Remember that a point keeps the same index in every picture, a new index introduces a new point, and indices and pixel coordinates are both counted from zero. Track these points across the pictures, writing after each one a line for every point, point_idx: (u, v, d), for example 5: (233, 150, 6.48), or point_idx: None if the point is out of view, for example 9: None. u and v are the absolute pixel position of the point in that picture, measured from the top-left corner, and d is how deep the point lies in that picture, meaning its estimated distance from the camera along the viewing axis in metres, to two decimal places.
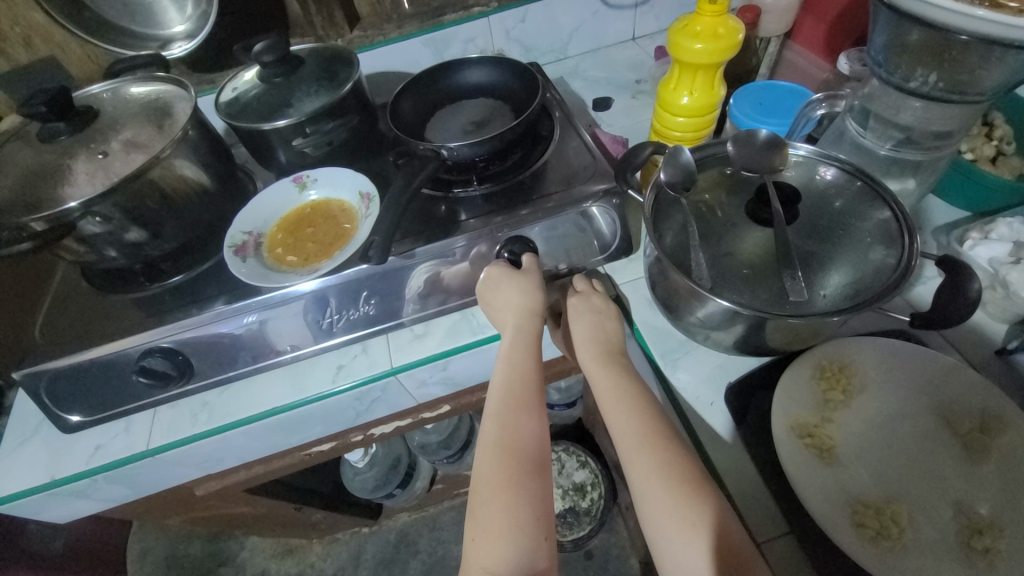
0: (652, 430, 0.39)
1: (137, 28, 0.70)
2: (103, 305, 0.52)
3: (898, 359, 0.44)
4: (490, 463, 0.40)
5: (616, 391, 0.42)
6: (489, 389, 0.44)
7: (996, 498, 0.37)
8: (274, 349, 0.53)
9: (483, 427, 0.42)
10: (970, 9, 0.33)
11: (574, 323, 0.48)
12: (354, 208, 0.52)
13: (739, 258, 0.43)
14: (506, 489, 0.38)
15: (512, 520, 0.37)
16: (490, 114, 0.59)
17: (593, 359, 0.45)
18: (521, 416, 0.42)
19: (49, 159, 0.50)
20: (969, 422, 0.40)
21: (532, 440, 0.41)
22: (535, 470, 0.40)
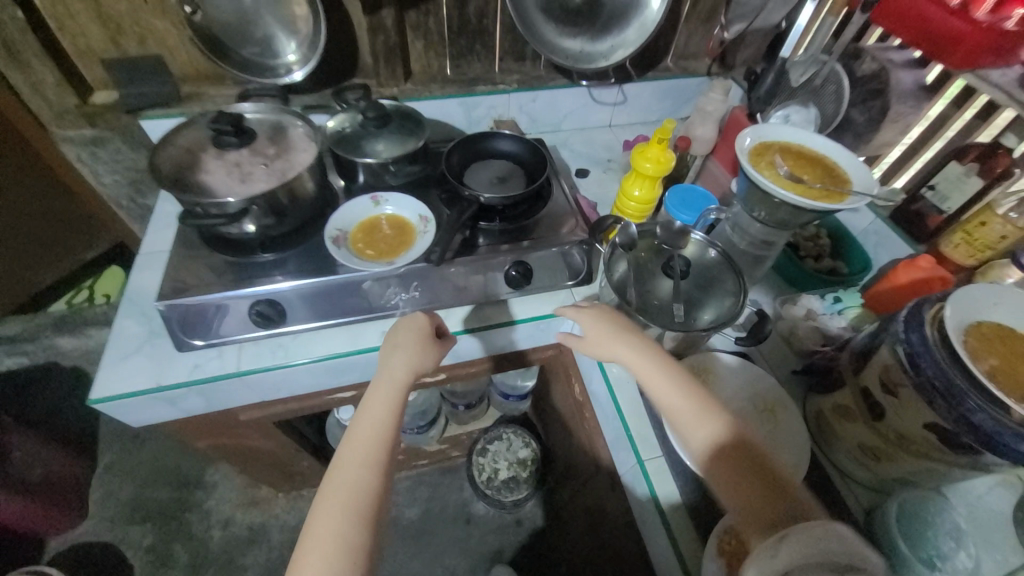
0: (707, 401, 0.56)
1: (253, 56, 0.89)
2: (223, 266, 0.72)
3: (737, 366, 0.74)
4: (332, 486, 0.55)
5: (672, 377, 0.58)
6: (348, 443, 0.58)
7: (776, 444, 0.66)
8: (342, 312, 0.75)
9: (330, 476, 0.56)
10: (775, 190, 0.66)
11: (605, 325, 0.63)
12: (415, 225, 0.76)
13: (655, 296, 0.72)
14: (330, 534, 0.51)
15: (326, 562, 0.49)
16: (509, 173, 0.86)
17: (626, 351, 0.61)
18: (365, 471, 0.56)
19: (209, 161, 0.71)
20: (767, 404, 0.70)
21: (367, 491, 0.54)
22: (364, 518, 0.53)
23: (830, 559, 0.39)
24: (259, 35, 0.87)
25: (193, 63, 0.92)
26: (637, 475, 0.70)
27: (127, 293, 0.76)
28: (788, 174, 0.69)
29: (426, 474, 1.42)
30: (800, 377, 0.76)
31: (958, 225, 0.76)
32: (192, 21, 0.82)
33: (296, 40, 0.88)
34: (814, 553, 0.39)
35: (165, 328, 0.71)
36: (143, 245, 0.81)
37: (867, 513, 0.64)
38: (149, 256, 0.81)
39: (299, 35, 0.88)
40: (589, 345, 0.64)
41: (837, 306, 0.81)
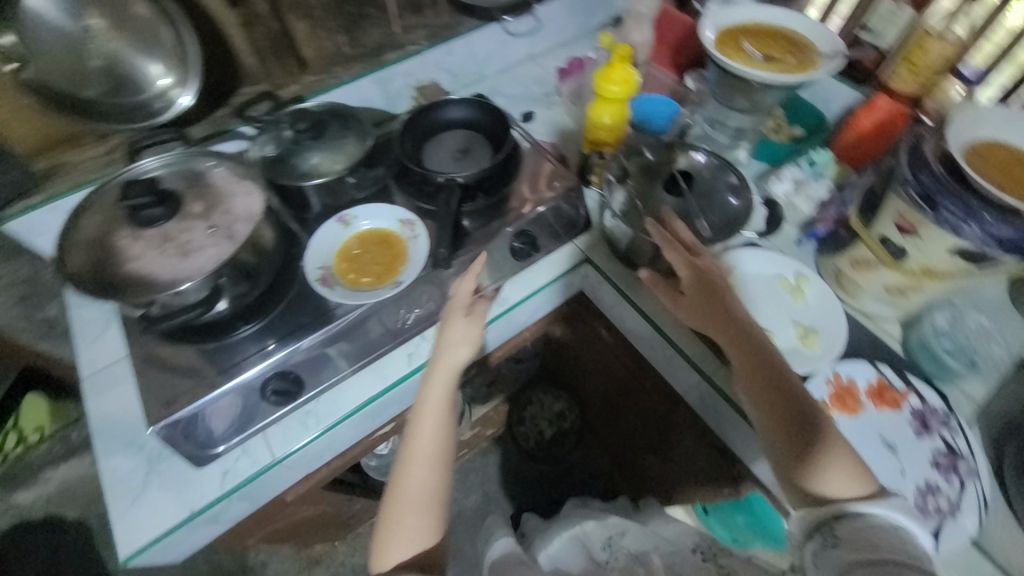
0: (764, 361, 0.61)
1: (118, 101, 0.74)
2: (206, 355, 0.62)
3: (756, 255, 0.75)
4: (397, 488, 0.60)
5: (734, 335, 0.62)
6: (409, 444, 0.61)
7: (811, 315, 0.71)
8: (360, 353, 0.66)
9: (396, 478, 0.60)
10: (753, 73, 0.65)
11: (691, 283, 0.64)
12: (399, 232, 0.70)
13: (666, 217, 0.70)
14: (407, 526, 0.58)
15: (405, 549, 0.58)
16: (469, 143, 0.78)
17: (713, 314, 0.63)
18: (429, 470, 0.60)
19: (134, 244, 0.58)
20: (791, 281, 0.73)
21: (432, 490, 0.60)
22: (431, 511, 0.59)
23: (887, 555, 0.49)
24: (115, 71, 0.73)
25: (36, 127, 0.71)
26: (704, 390, 0.72)
27: (95, 428, 0.63)
28: (755, 54, 0.68)
29: (469, 462, 1.42)
30: (807, 245, 0.78)
31: (898, 55, 0.79)
32: (21, 80, 0.67)
33: (161, 58, 0.75)
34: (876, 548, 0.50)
35: (171, 448, 0.61)
36: (82, 368, 0.67)
37: (905, 340, 0.70)
38: (100, 373, 0.67)
39: (162, 53, 0.75)
40: (678, 296, 0.65)
41: (816, 169, 0.80)
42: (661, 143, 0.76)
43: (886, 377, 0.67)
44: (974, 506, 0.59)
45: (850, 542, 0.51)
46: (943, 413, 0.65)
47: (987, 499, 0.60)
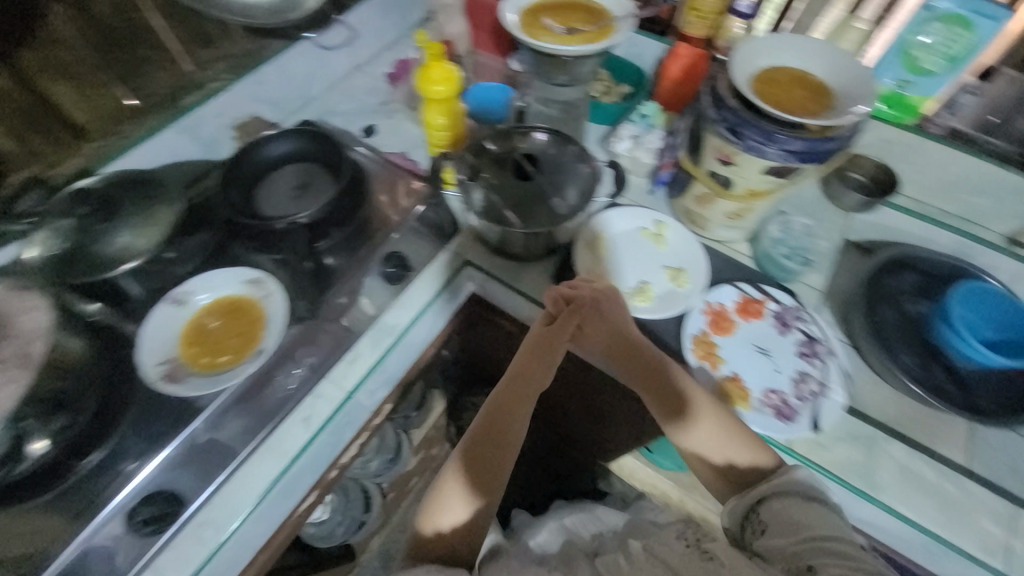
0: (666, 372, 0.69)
1: None
2: (49, 504, 0.54)
3: (618, 215, 0.79)
4: (466, 479, 0.73)
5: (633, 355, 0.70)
6: (489, 441, 0.75)
7: (677, 256, 0.77)
8: (243, 438, 0.60)
9: (471, 468, 0.74)
10: (560, 49, 0.66)
11: (595, 332, 0.71)
12: (249, 295, 0.65)
13: (524, 203, 0.71)
14: (464, 515, 0.72)
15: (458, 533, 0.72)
16: (306, 176, 0.72)
17: (630, 362, 0.71)
18: (500, 474, 0.74)
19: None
20: (653, 229, 0.79)
21: (497, 492, 0.74)
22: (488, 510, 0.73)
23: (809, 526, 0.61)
24: None
25: None
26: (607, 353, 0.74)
27: None
28: (558, 29, 0.70)
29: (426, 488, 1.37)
30: (658, 192, 0.84)
31: (685, 6, 0.87)
32: None
33: None
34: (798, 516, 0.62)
35: None
36: None
37: (754, 255, 0.79)
38: None
39: None
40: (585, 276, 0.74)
41: (647, 121, 0.86)
42: (500, 130, 0.76)
43: (747, 292, 0.75)
44: (838, 380, 0.69)
45: (778, 523, 0.63)
46: (796, 309, 0.74)
47: (845, 370, 0.71)
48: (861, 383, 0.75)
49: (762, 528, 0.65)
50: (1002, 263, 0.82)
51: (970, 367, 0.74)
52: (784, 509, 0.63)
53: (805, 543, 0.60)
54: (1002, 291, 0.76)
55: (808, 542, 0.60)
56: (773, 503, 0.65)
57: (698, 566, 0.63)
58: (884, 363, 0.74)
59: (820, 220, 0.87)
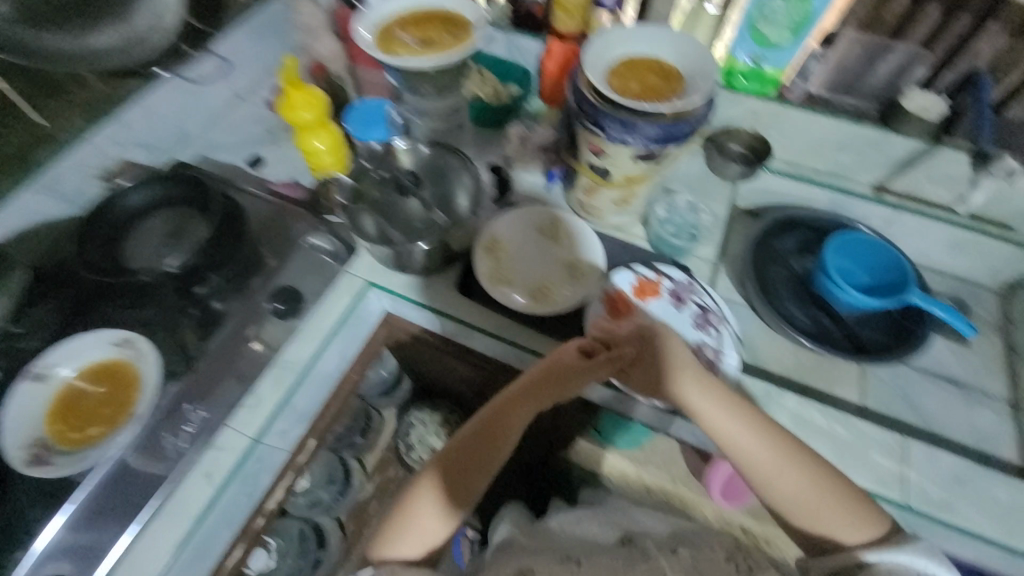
0: (746, 410, 0.63)
1: None
2: None
3: (513, 218, 0.80)
4: (446, 475, 0.66)
5: (706, 386, 0.64)
6: (473, 439, 0.67)
7: (573, 249, 0.79)
8: (137, 508, 0.57)
9: (446, 462, 0.66)
10: (419, 64, 0.68)
11: (642, 371, 0.67)
12: (118, 358, 0.61)
13: (412, 220, 0.73)
14: (432, 517, 0.64)
15: (415, 531, 0.63)
16: (179, 223, 0.71)
17: (670, 389, 0.64)
18: (479, 474, 0.66)
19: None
20: (549, 226, 0.81)
21: (473, 491, 0.66)
22: (455, 506, 0.65)
23: None
24: None
25: None
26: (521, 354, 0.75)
27: None
28: (414, 42, 0.71)
29: None
30: (553, 187, 0.85)
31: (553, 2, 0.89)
32: None
33: None
34: None
35: None
36: None
37: (648, 237, 0.83)
38: None
39: None
40: (487, 281, 0.74)
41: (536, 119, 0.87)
42: (378, 151, 0.77)
43: (642, 273, 0.78)
44: (731, 345, 0.74)
45: None
46: (689, 283, 0.77)
47: (737, 334, 0.75)
48: (759, 341, 0.80)
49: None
50: (873, 212, 0.90)
51: (852, 312, 0.81)
52: None
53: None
54: (876, 239, 0.83)
55: None
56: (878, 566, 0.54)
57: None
58: (779, 324, 0.79)
59: (708, 194, 0.92)
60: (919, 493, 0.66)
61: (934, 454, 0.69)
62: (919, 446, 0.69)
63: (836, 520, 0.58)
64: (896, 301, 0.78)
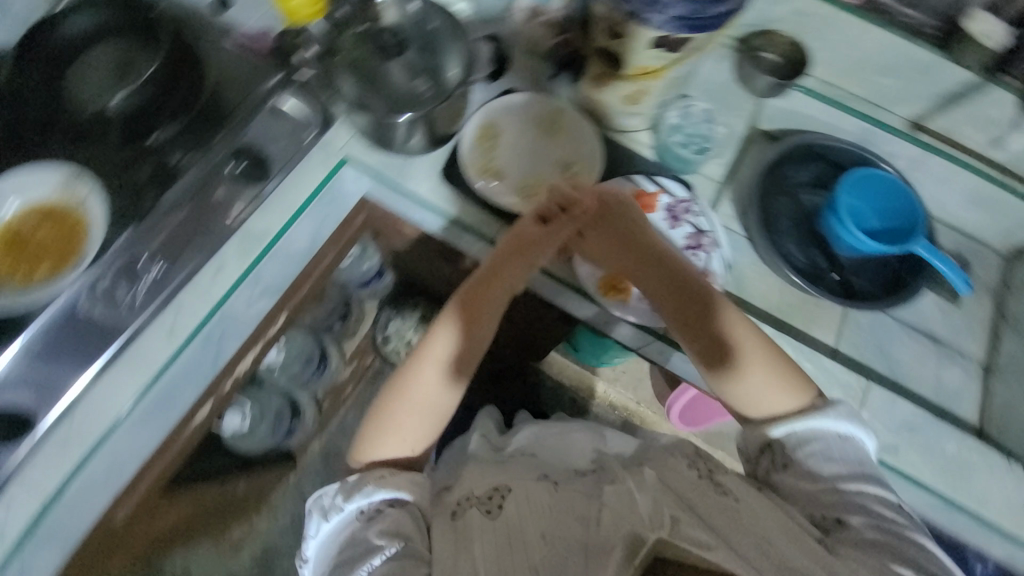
0: (687, 279, 0.67)
1: None
2: None
3: (511, 104, 0.73)
4: (428, 359, 0.70)
5: (655, 257, 0.68)
6: (450, 326, 0.70)
7: (572, 148, 0.73)
8: (96, 352, 0.57)
9: (429, 351, 0.70)
10: None
11: (601, 234, 0.69)
12: (65, 198, 0.59)
13: (394, 87, 0.64)
14: (420, 401, 0.71)
15: (407, 424, 0.71)
16: (125, 58, 0.64)
17: (637, 263, 0.68)
18: (461, 355, 0.71)
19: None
20: (549, 120, 0.73)
21: (461, 368, 0.71)
22: (448, 387, 0.71)
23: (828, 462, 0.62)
24: None
25: None
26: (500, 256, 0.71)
27: None
28: None
29: (365, 396, 1.39)
30: (560, 78, 0.74)
31: None
32: None
33: None
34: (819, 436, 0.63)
35: None
36: None
37: (654, 146, 0.75)
38: None
39: None
40: (473, 171, 0.70)
41: None
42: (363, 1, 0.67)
43: (642, 185, 0.72)
44: (719, 270, 0.71)
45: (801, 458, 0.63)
46: (688, 202, 0.72)
47: (727, 260, 0.72)
48: (749, 273, 0.77)
49: (785, 464, 0.64)
50: (901, 150, 0.82)
51: (852, 255, 0.77)
52: (811, 444, 0.63)
53: (832, 487, 0.61)
54: (900, 180, 0.77)
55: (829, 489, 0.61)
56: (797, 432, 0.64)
57: (714, 504, 0.60)
58: (772, 257, 0.75)
59: (727, 108, 0.82)
60: (874, 436, 0.69)
61: (892, 399, 0.71)
62: (879, 392, 0.71)
63: (774, 391, 0.65)
64: (900, 249, 0.74)
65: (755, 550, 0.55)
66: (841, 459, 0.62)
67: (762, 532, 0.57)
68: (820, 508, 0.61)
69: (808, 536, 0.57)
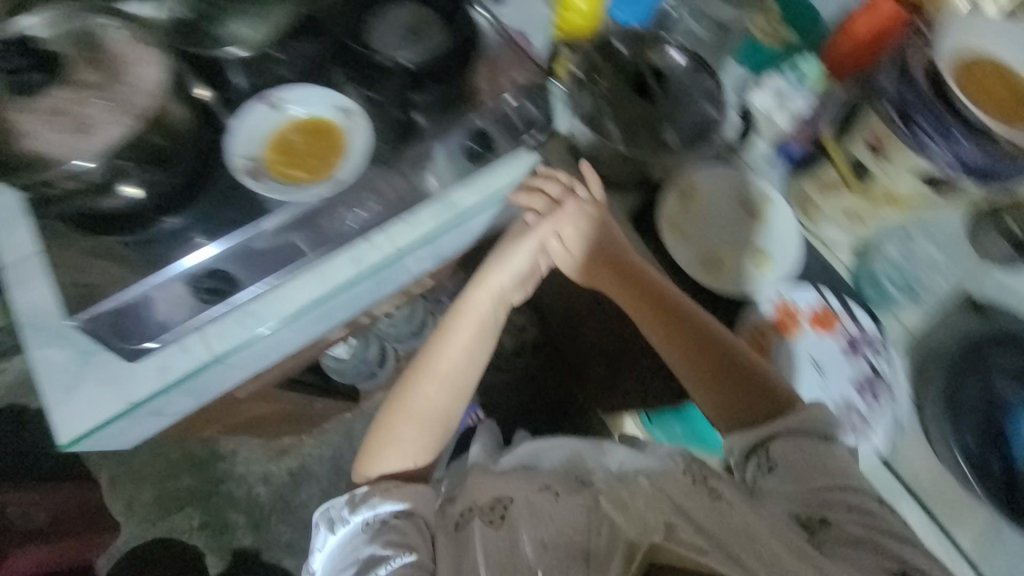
0: (667, 303, 0.69)
1: None
2: (107, 251, 0.57)
3: (721, 171, 0.71)
4: (433, 357, 0.75)
5: (634, 283, 0.70)
6: (449, 321, 0.76)
7: (768, 235, 0.69)
8: (299, 256, 0.63)
9: (434, 351, 0.75)
10: None
11: (591, 258, 0.73)
12: (336, 121, 0.60)
13: (635, 124, 0.64)
14: (425, 390, 0.75)
15: (413, 421, 0.74)
16: (424, 22, 0.63)
17: (630, 289, 0.70)
18: (460, 349, 0.75)
19: (20, 113, 0.52)
20: (755, 200, 0.70)
21: (464, 361, 0.75)
22: (450, 380, 0.75)
23: (809, 462, 0.62)
24: None
25: None
26: None
27: (18, 320, 0.61)
28: None
29: None
30: (777, 166, 0.73)
31: None
32: None
33: None
34: (799, 446, 0.63)
35: (96, 342, 0.59)
36: None
37: (851, 270, 0.73)
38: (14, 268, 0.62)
39: None
40: (668, 228, 0.70)
41: (802, 81, 0.70)
42: (637, 35, 0.67)
43: (829, 302, 0.70)
44: (884, 425, 0.67)
45: (787, 461, 0.63)
46: (875, 338, 0.68)
47: (897, 417, 0.68)
48: (907, 440, 0.69)
49: (770, 466, 0.64)
50: None
51: None
52: (799, 449, 0.63)
53: (818, 487, 0.60)
54: None
55: (815, 492, 0.60)
56: (784, 438, 0.64)
57: (707, 506, 0.60)
58: (943, 441, 0.65)
59: None
60: None
61: None
62: None
63: (744, 403, 0.67)
64: None
65: (747, 550, 0.55)
66: (826, 460, 0.62)
67: (749, 532, 0.56)
68: (807, 508, 0.60)
69: (798, 537, 0.57)
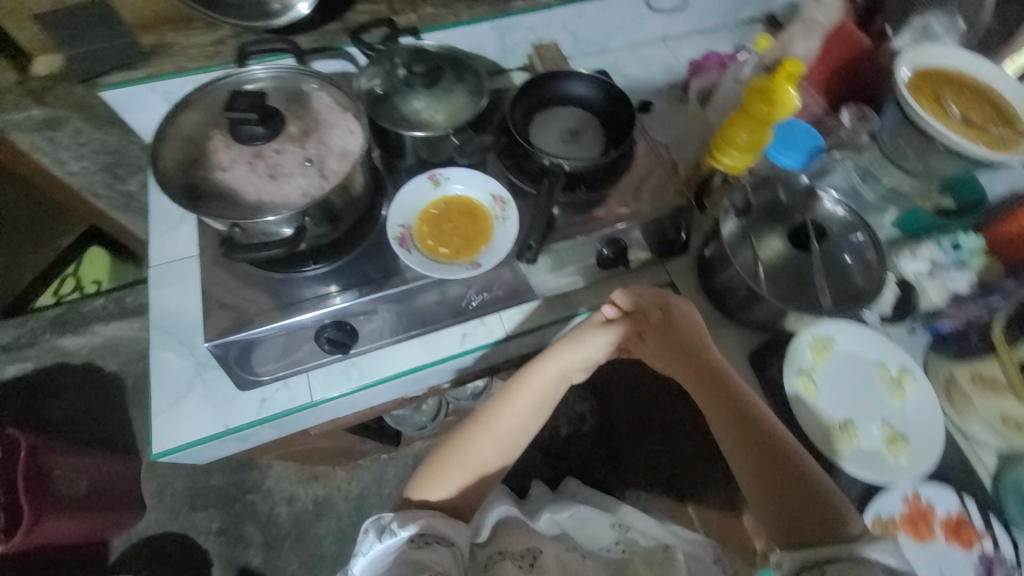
0: (735, 402, 0.60)
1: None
2: (253, 282, 0.59)
3: (859, 332, 0.66)
4: (491, 418, 0.65)
5: (701, 374, 0.62)
6: (511, 379, 0.66)
7: (907, 419, 0.63)
8: (415, 323, 0.64)
9: (491, 411, 0.66)
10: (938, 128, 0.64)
11: (664, 342, 0.64)
12: (488, 209, 0.64)
13: (784, 271, 0.62)
14: (471, 448, 0.65)
15: (455, 480, 0.65)
16: (582, 125, 0.68)
17: (701, 384, 0.62)
18: (517, 412, 0.65)
19: (226, 151, 0.56)
20: (893, 375, 0.65)
21: (517, 424, 0.65)
22: (501, 443, 0.65)
23: None
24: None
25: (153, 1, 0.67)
26: None
27: (154, 320, 0.65)
28: (954, 113, 0.67)
29: None
30: (920, 336, 0.69)
31: None
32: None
33: None
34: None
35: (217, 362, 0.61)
36: (152, 256, 0.68)
37: (995, 476, 0.63)
38: (168, 267, 0.68)
39: None
40: (792, 374, 0.64)
41: (959, 255, 0.68)
42: (797, 185, 0.67)
43: (969, 512, 0.60)
44: None
45: None
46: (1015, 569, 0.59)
47: None
48: None
49: None
50: None
51: None
52: None
53: None
54: None
55: None
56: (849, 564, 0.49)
57: None
58: None
59: None
60: None
61: None
62: None
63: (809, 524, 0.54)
64: None
65: None
66: None
67: None
68: None
69: None
